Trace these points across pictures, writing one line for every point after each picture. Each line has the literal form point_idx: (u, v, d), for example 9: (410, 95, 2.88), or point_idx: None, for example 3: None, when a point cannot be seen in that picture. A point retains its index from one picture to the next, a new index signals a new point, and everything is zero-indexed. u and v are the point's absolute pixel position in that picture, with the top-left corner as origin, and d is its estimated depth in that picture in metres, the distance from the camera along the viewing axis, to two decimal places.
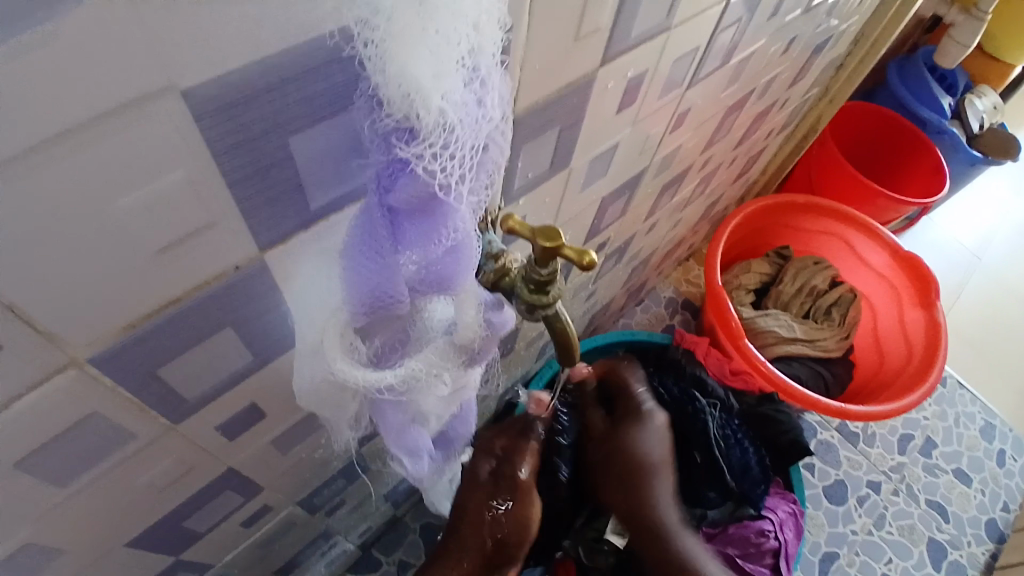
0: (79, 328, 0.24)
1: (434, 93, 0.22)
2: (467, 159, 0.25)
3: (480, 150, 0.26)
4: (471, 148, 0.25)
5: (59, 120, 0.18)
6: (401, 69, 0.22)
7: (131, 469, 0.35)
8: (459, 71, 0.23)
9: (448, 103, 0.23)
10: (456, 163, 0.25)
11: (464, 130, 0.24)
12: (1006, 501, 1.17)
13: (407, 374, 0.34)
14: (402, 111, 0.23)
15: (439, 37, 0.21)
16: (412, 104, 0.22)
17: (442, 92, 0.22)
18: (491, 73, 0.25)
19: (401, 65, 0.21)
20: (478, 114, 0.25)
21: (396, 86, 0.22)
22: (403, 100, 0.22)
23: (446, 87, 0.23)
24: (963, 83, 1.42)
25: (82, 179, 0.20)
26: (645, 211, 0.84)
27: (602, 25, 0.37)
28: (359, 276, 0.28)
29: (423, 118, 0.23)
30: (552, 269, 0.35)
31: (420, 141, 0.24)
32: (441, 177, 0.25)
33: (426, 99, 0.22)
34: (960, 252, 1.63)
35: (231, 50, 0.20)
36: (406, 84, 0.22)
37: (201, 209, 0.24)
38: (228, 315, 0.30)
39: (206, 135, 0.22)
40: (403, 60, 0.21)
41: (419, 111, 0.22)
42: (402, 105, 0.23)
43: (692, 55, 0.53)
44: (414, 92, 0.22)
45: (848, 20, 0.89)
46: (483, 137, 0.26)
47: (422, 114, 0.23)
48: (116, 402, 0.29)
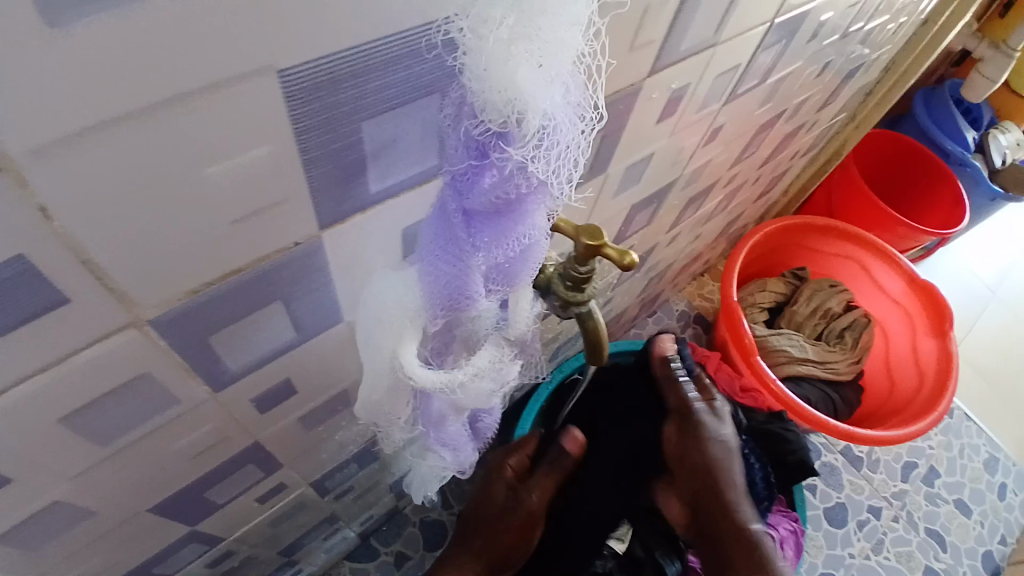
0: (149, 290, 0.26)
1: (542, 98, 0.24)
2: (559, 162, 0.27)
3: (568, 154, 0.27)
4: (564, 152, 0.26)
5: (165, 89, 0.19)
6: (507, 77, 0.23)
7: (167, 434, 0.36)
8: (559, 80, 0.24)
9: (552, 107, 0.24)
10: (551, 165, 0.26)
11: (563, 131, 0.25)
12: (1004, 534, 1.17)
13: (472, 371, 0.36)
14: (502, 117, 0.24)
15: (545, 42, 0.23)
16: (517, 110, 0.23)
17: (549, 97, 0.24)
18: (582, 83, 0.26)
19: (512, 73, 0.23)
20: (571, 118, 0.26)
21: (500, 91, 0.23)
22: (505, 105, 0.23)
23: (550, 92, 0.24)
24: (988, 118, 1.42)
25: (174, 145, 0.21)
26: (668, 223, 0.84)
27: (655, 37, 0.38)
28: (438, 276, 0.30)
29: (528, 124, 0.24)
30: (591, 268, 0.36)
31: (520, 145, 0.25)
32: (537, 177, 0.26)
33: (533, 102, 0.23)
34: (975, 286, 1.63)
35: (324, 36, 0.21)
36: (510, 90, 0.23)
37: (278, 185, 0.25)
38: (281, 289, 0.31)
39: (292, 115, 0.23)
40: (512, 68, 0.23)
41: (525, 115, 0.23)
42: (505, 111, 0.24)
43: (732, 72, 0.53)
44: (520, 98, 0.23)
45: (881, 48, 0.90)
46: (573, 142, 0.27)
47: (527, 120, 0.24)
48: (167, 364, 0.30)
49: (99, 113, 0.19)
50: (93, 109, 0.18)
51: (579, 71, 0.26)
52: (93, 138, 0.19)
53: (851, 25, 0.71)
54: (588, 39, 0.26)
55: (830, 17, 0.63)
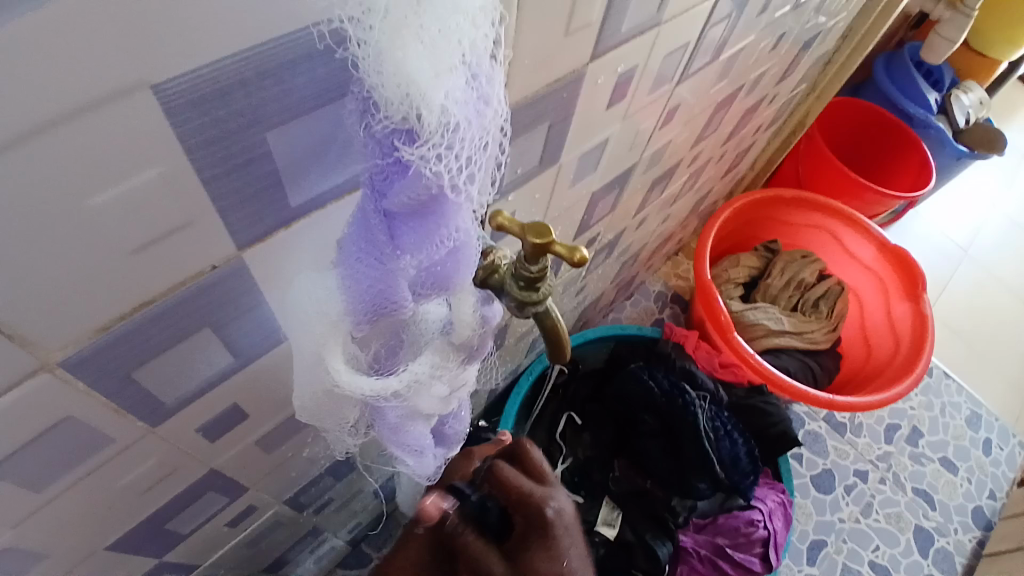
0: (53, 331, 0.24)
1: (437, 93, 0.22)
2: (469, 156, 0.25)
3: (481, 149, 0.26)
4: (474, 147, 0.25)
5: (29, 116, 0.17)
6: (400, 69, 0.21)
7: (110, 473, 0.34)
8: (460, 70, 0.22)
9: (450, 102, 0.22)
10: (459, 163, 0.24)
11: (467, 128, 0.24)
12: (992, 489, 1.19)
13: (407, 378, 0.34)
14: (402, 112, 0.22)
15: (436, 31, 0.21)
16: (413, 104, 0.22)
17: (444, 91, 0.22)
18: (493, 73, 0.24)
19: (402, 64, 0.21)
20: (477, 112, 0.24)
21: (395, 85, 0.21)
22: (403, 100, 0.22)
23: (446, 85, 0.22)
24: (949, 78, 1.42)
25: (52, 176, 0.19)
26: (634, 206, 0.83)
27: (592, 20, 0.36)
28: (360, 282, 0.28)
29: (426, 118, 0.22)
30: (542, 266, 0.35)
31: (422, 143, 0.23)
32: (445, 178, 0.24)
33: (428, 98, 0.22)
34: (947, 245, 1.65)
35: (208, 43, 0.19)
36: (405, 84, 0.21)
37: (181, 204, 0.23)
38: (207, 314, 0.29)
39: (181, 132, 0.21)
40: (403, 59, 0.21)
41: (422, 110, 0.22)
42: (403, 106, 0.22)
43: (682, 50, 0.52)
44: (416, 92, 0.22)
45: (837, 16, 0.89)
46: (485, 135, 0.25)
47: (424, 114, 0.22)
48: (91, 404, 0.28)
49: None
50: None
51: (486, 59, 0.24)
52: None
53: None
54: (497, 27, 0.24)
55: None
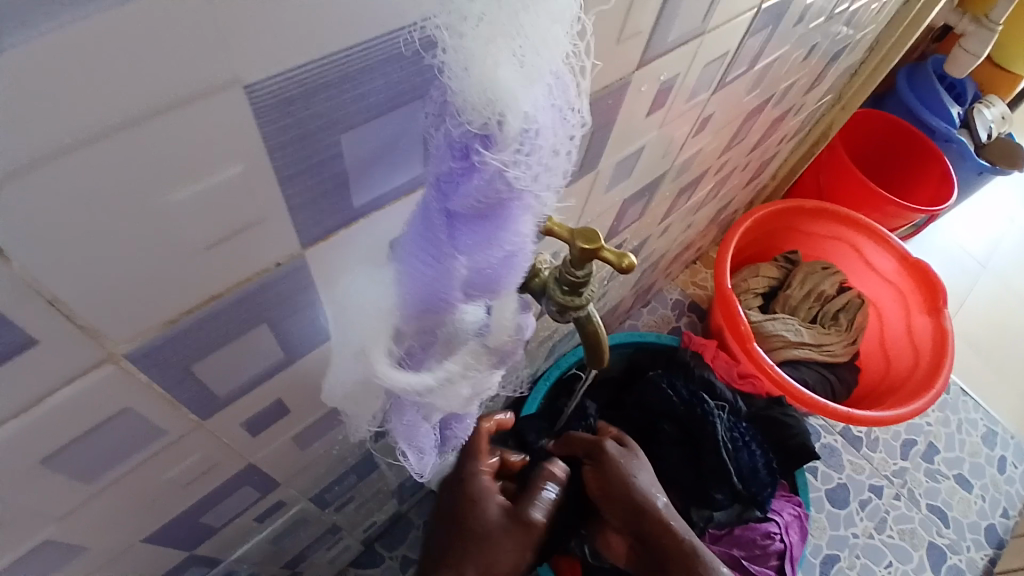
0: (124, 323, 0.24)
1: (524, 101, 0.22)
2: (543, 167, 0.25)
3: (556, 158, 0.26)
4: (551, 155, 0.25)
5: (125, 110, 0.18)
6: (489, 75, 0.22)
7: (156, 465, 0.35)
8: (546, 80, 0.23)
9: (535, 110, 0.23)
10: (534, 172, 0.25)
11: (548, 136, 0.24)
12: (1005, 507, 1.17)
13: (440, 375, 0.34)
14: (484, 118, 0.23)
15: (526, 44, 0.22)
16: (498, 111, 0.22)
17: (531, 99, 0.22)
18: (572, 85, 0.25)
19: (491, 70, 0.22)
20: (559, 122, 0.24)
21: (481, 91, 0.22)
22: (486, 106, 0.22)
23: (532, 94, 0.22)
24: (974, 92, 1.42)
25: (138, 169, 0.19)
26: (660, 214, 0.83)
27: (643, 28, 0.36)
28: (416, 279, 0.28)
29: (510, 125, 0.22)
30: (588, 271, 0.35)
31: (501, 149, 0.23)
32: (520, 184, 0.25)
33: (513, 104, 0.22)
34: (967, 261, 1.63)
35: (295, 44, 0.20)
36: (491, 89, 0.22)
37: (254, 202, 0.24)
38: (264, 312, 0.29)
39: (264, 131, 0.21)
40: (492, 66, 0.21)
41: (506, 117, 0.22)
42: (486, 112, 0.22)
43: (721, 60, 0.52)
44: (503, 99, 0.22)
45: (866, 28, 0.89)
46: (560, 147, 0.25)
47: (510, 121, 0.22)
48: (149, 397, 0.29)
49: (51, 142, 0.17)
50: (44, 139, 0.17)
51: (567, 68, 0.24)
52: (47, 170, 0.18)
53: (837, 6, 0.70)
54: (579, 40, 0.25)
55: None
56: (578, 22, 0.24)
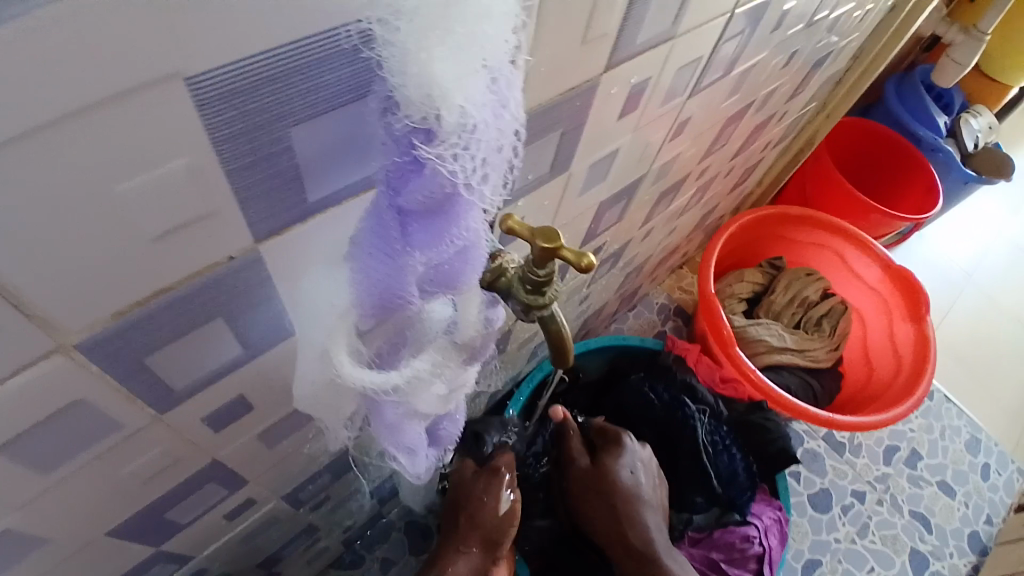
0: (75, 314, 0.24)
1: (458, 95, 0.23)
2: (486, 157, 0.26)
3: (497, 151, 0.27)
4: (490, 148, 0.26)
5: (65, 103, 0.18)
6: (425, 71, 0.22)
7: (117, 458, 0.35)
8: (482, 74, 0.23)
9: (470, 105, 0.23)
10: (475, 164, 0.25)
11: (485, 129, 0.25)
12: (989, 514, 1.18)
13: (409, 374, 0.34)
14: (422, 112, 0.23)
15: (461, 37, 0.22)
16: (434, 105, 0.23)
17: (465, 94, 0.23)
18: (511, 80, 0.26)
19: (426, 67, 0.22)
20: (495, 113, 0.25)
21: (417, 86, 0.22)
22: (424, 100, 0.23)
23: (468, 88, 0.23)
24: (958, 102, 1.43)
25: (82, 161, 0.20)
26: (641, 217, 0.84)
27: (609, 31, 0.37)
28: (371, 275, 0.28)
29: (445, 119, 0.23)
30: (550, 270, 0.35)
31: (439, 143, 0.24)
32: (458, 178, 0.25)
33: (449, 99, 0.23)
34: (952, 269, 1.65)
35: (241, 37, 0.20)
36: (428, 85, 0.22)
37: (205, 195, 0.24)
38: (219, 306, 0.30)
39: (209, 123, 0.22)
40: (427, 61, 0.22)
41: (443, 111, 0.23)
42: (424, 107, 0.23)
43: (695, 64, 0.53)
44: (437, 94, 0.22)
45: (848, 36, 0.90)
46: (499, 137, 0.26)
47: (445, 115, 0.23)
48: (103, 389, 0.29)
49: None
50: None
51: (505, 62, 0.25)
52: None
53: (816, 14, 0.71)
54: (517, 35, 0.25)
55: (793, 6, 0.63)
56: (516, 18, 0.24)
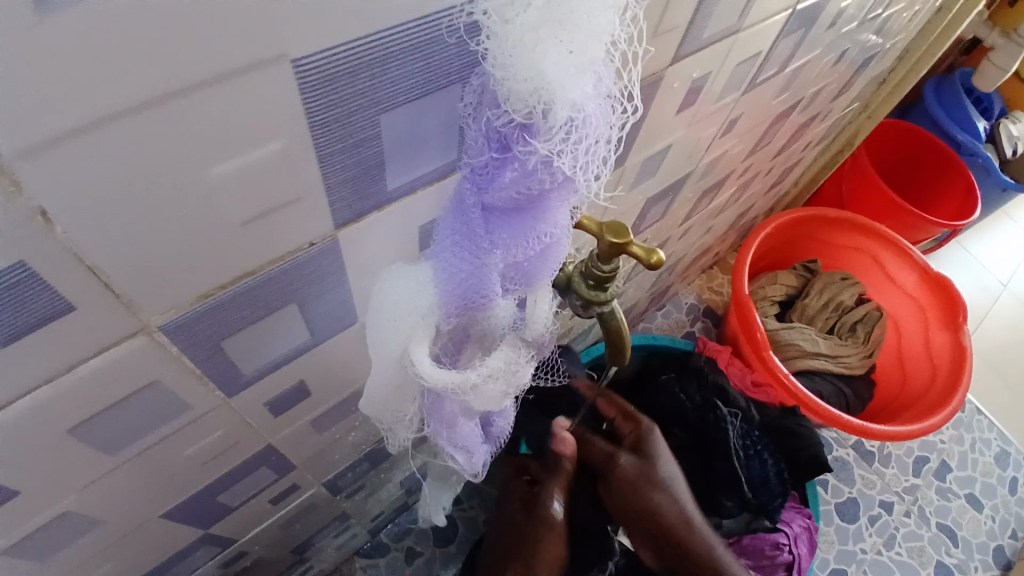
0: (158, 295, 0.24)
1: (572, 90, 0.22)
2: (589, 158, 0.25)
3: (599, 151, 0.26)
4: (595, 146, 0.25)
5: (171, 81, 0.18)
6: (534, 66, 0.22)
7: (179, 441, 0.35)
8: (592, 69, 0.23)
9: (582, 99, 0.23)
10: (578, 163, 0.25)
11: (595, 124, 0.24)
12: (1015, 529, 1.15)
13: (485, 373, 0.32)
14: (529, 107, 0.23)
15: (578, 30, 0.21)
16: (542, 100, 0.22)
17: (577, 89, 0.22)
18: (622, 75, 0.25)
19: (538, 62, 0.21)
20: (605, 110, 0.24)
21: (526, 80, 0.22)
22: (531, 94, 0.22)
23: (580, 84, 0.22)
24: (1001, 107, 1.40)
25: (181, 141, 0.20)
26: (682, 216, 0.83)
27: (679, 24, 0.36)
28: (452, 273, 0.29)
29: (555, 114, 0.22)
30: (614, 266, 0.35)
31: (545, 137, 0.23)
32: (560, 175, 0.25)
33: (561, 93, 0.22)
34: (988, 279, 1.61)
35: (344, 22, 0.20)
36: (537, 78, 0.22)
37: (293, 180, 0.24)
38: (295, 292, 0.30)
39: (307, 106, 0.22)
40: (539, 56, 0.21)
41: (552, 105, 0.22)
42: (531, 101, 0.22)
43: (753, 60, 0.52)
44: (547, 90, 0.22)
45: (897, 36, 0.88)
46: (605, 137, 0.25)
47: (556, 110, 0.22)
48: (178, 370, 0.29)
49: (97, 108, 0.17)
50: (90, 105, 0.17)
51: (613, 57, 0.24)
52: (89, 139, 0.18)
53: (870, 12, 0.69)
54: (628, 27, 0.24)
55: (850, 3, 0.61)
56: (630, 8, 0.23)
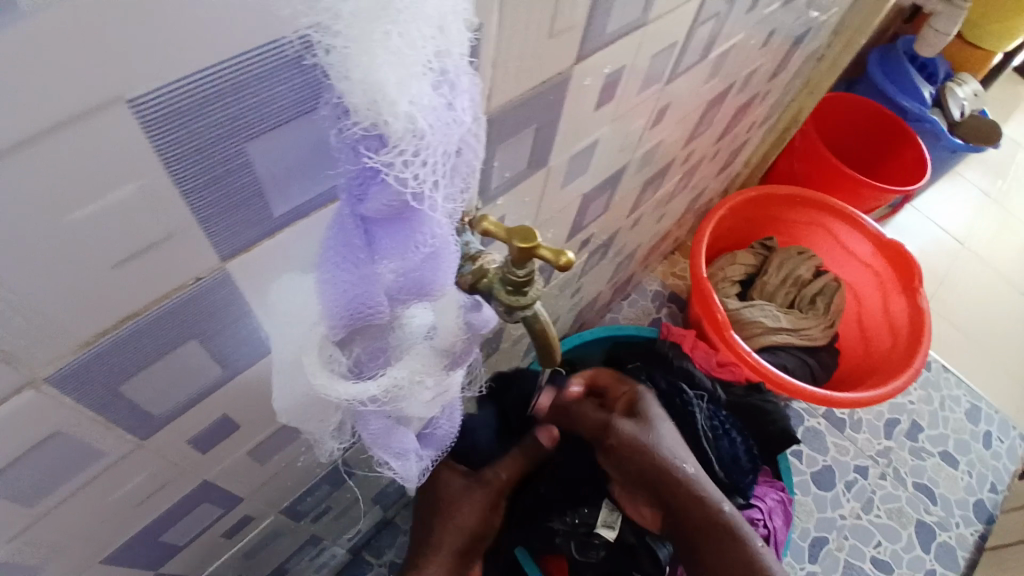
0: (41, 347, 0.24)
1: (398, 99, 0.22)
2: (438, 162, 0.25)
3: (448, 156, 0.25)
4: (443, 152, 0.25)
5: (8, 133, 0.17)
6: (369, 76, 0.21)
7: (100, 487, 0.34)
8: (427, 75, 0.22)
9: (416, 109, 0.22)
10: (427, 169, 0.24)
11: (433, 137, 0.24)
12: (994, 482, 1.19)
13: (387, 384, 0.34)
14: (370, 118, 0.22)
15: (402, 37, 0.21)
16: (379, 112, 0.22)
17: (409, 98, 0.22)
18: (460, 78, 0.25)
19: (369, 71, 0.21)
20: (445, 117, 0.24)
21: (362, 92, 0.21)
22: (369, 107, 0.22)
23: (414, 92, 0.22)
24: (943, 72, 1.42)
25: (28, 192, 0.19)
26: (628, 206, 0.83)
27: (576, 22, 0.36)
28: (337, 288, 0.27)
29: (391, 125, 0.22)
30: (529, 270, 0.35)
31: (389, 150, 0.23)
32: (412, 186, 0.25)
33: (394, 105, 0.22)
34: (943, 239, 1.65)
35: (183, 54, 0.19)
36: (372, 90, 0.21)
37: (163, 218, 0.23)
38: (194, 326, 0.29)
39: (156, 145, 0.21)
40: (369, 65, 0.21)
41: (386, 117, 0.22)
42: (369, 113, 0.22)
43: (670, 49, 0.52)
44: (382, 99, 0.22)
45: (826, 12, 0.89)
46: (450, 145, 0.25)
47: (390, 121, 0.22)
48: (82, 417, 0.28)
49: None
50: None
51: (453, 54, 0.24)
52: None
53: None
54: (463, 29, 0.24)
55: None
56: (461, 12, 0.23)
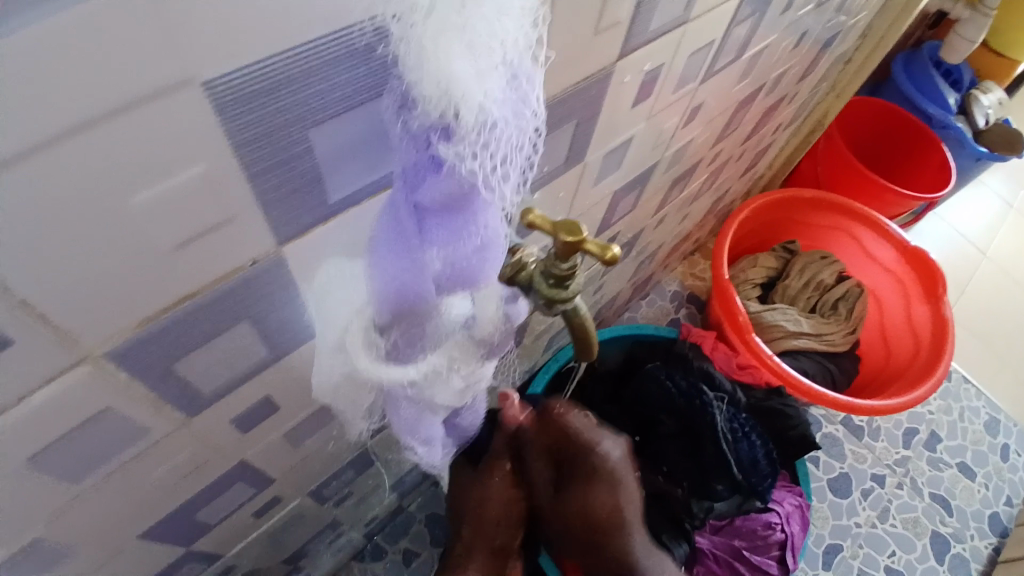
0: (101, 322, 0.24)
1: (476, 91, 0.23)
2: (504, 154, 0.26)
3: (515, 147, 0.27)
4: (507, 144, 0.26)
5: (86, 111, 0.18)
6: (442, 67, 0.22)
7: (143, 465, 0.35)
8: (501, 69, 0.23)
9: (489, 101, 0.23)
10: (493, 160, 0.26)
11: (505, 125, 0.25)
12: (1010, 495, 1.17)
13: (427, 368, 0.34)
14: (440, 109, 0.23)
15: (478, 32, 0.22)
16: (452, 102, 0.23)
17: (483, 91, 0.23)
18: (532, 76, 0.25)
19: (445, 63, 0.22)
20: (514, 111, 0.25)
21: (437, 84, 0.22)
22: (442, 97, 0.23)
23: (488, 86, 0.23)
24: (971, 78, 1.41)
25: (100, 170, 0.20)
26: (654, 206, 0.83)
27: (621, 18, 0.36)
28: (387, 273, 0.27)
29: (464, 116, 0.23)
30: (573, 264, 0.35)
31: (459, 140, 0.24)
32: (476, 174, 0.25)
33: (468, 96, 0.23)
34: (968, 248, 1.62)
35: (254, 37, 0.20)
36: (445, 81, 0.22)
37: (226, 201, 0.24)
38: (245, 309, 0.30)
39: (229, 128, 0.22)
40: (445, 58, 0.22)
41: (460, 108, 0.23)
42: (442, 103, 0.23)
43: (707, 48, 0.52)
44: (456, 91, 0.22)
45: (858, 14, 0.88)
46: (514, 136, 0.26)
47: (463, 112, 0.23)
48: (131, 395, 0.29)
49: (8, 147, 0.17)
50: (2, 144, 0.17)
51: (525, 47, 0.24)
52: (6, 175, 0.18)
53: None
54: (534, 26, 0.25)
55: None
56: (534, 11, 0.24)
